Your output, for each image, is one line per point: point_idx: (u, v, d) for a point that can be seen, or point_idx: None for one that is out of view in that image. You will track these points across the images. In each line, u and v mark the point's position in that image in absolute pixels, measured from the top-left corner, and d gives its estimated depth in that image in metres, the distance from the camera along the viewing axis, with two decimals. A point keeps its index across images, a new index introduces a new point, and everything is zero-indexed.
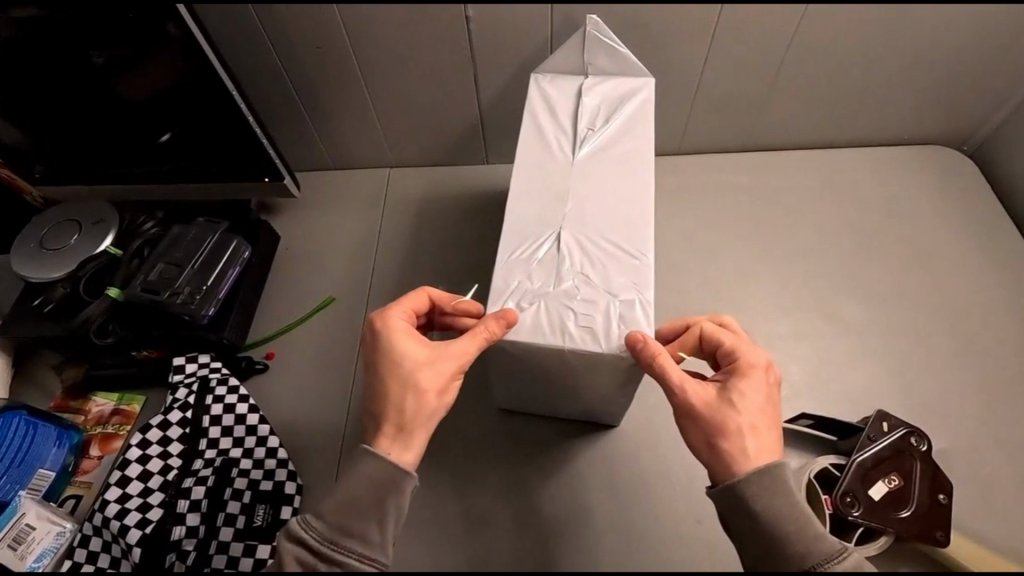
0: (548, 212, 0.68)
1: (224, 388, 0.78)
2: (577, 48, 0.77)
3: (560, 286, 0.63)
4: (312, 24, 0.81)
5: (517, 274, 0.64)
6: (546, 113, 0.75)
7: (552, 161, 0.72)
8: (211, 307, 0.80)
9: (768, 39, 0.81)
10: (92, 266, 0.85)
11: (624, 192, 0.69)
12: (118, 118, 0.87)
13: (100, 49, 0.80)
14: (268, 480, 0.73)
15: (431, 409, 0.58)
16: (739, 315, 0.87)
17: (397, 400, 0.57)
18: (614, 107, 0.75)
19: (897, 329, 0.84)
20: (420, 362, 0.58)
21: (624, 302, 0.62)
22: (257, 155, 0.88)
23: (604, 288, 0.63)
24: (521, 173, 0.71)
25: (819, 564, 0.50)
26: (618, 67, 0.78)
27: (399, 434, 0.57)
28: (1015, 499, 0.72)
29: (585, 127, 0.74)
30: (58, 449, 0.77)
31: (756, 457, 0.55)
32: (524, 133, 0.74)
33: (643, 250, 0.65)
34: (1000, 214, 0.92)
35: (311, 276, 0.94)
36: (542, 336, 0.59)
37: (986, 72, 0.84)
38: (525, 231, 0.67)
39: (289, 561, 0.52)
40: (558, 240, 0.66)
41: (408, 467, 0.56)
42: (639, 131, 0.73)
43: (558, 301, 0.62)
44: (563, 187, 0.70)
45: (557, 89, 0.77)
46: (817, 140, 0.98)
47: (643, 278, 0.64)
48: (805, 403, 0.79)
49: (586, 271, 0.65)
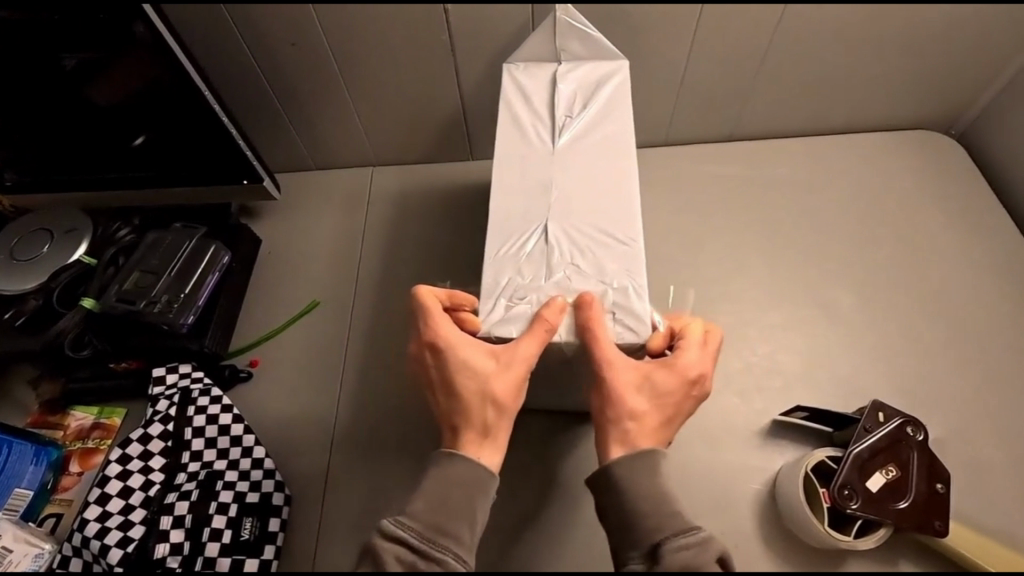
0: (533, 204, 0.67)
1: (207, 398, 0.76)
2: (548, 36, 0.75)
3: (552, 279, 0.62)
4: (285, 19, 0.79)
5: (507, 269, 0.63)
6: (522, 102, 0.74)
7: (532, 152, 0.70)
8: (189, 315, 0.78)
9: (751, 26, 0.80)
10: (65, 276, 0.82)
11: (607, 177, 0.68)
12: (88, 123, 0.84)
13: (70, 52, 0.77)
14: (255, 492, 0.71)
15: (511, 412, 0.56)
16: (731, 307, 0.86)
17: (476, 411, 0.54)
18: (590, 92, 0.74)
19: (889, 316, 0.84)
20: (491, 371, 0.55)
21: (617, 290, 0.62)
22: (232, 155, 0.85)
23: (597, 277, 0.62)
24: (502, 166, 0.70)
25: (666, 537, 0.49)
26: (591, 52, 0.77)
27: (485, 439, 0.54)
28: (1008, 483, 0.72)
29: (563, 115, 0.72)
30: (36, 467, 0.74)
31: (626, 436, 0.54)
32: (501, 124, 0.72)
33: (631, 235, 0.65)
34: (988, 197, 0.93)
35: (296, 277, 0.92)
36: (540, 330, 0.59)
37: (965, 58, 0.84)
38: (511, 225, 0.66)
39: (390, 562, 0.48)
40: (545, 231, 0.65)
41: (494, 467, 0.54)
42: (617, 114, 0.73)
43: (551, 294, 0.61)
44: (545, 177, 0.69)
45: (532, 78, 0.76)
46: (803, 129, 0.97)
47: (634, 263, 0.63)
48: (799, 394, 0.79)
49: (577, 260, 0.64)
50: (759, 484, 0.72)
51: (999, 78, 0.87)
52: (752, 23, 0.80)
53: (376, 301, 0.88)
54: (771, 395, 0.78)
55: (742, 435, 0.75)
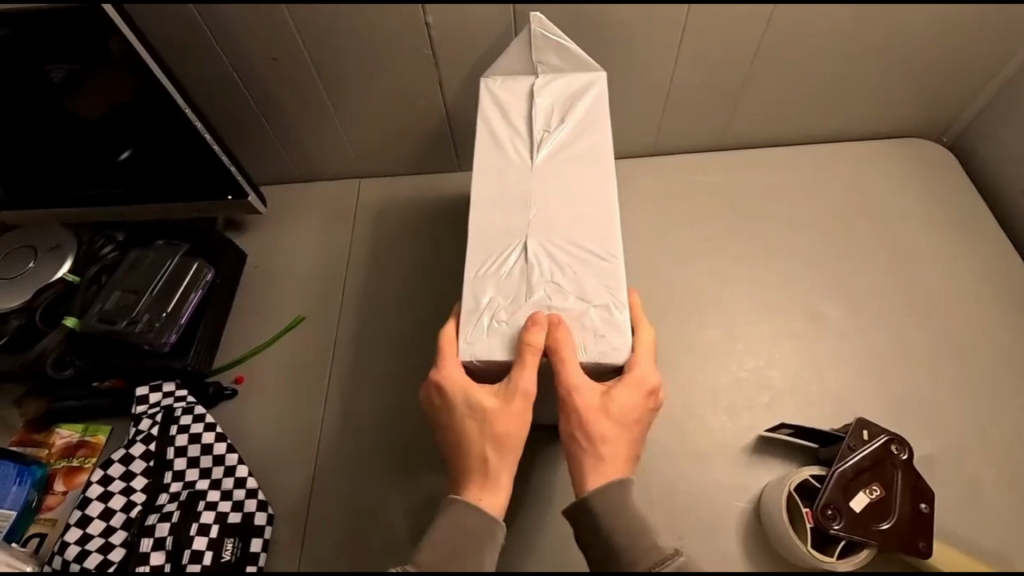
0: (512, 221, 0.67)
1: (190, 417, 0.76)
2: (523, 49, 0.75)
3: (532, 297, 0.62)
4: (268, 32, 0.79)
5: (487, 287, 0.63)
6: (499, 117, 0.73)
7: (510, 168, 0.70)
8: (172, 333, 0.78)
9: (737, 37, 0.80)
10: (48, 295, 0.81)
11: (585, 189, 0.68)
12: (71, 140, 0.83)
13: (55, 65, 0.76)
14: (236, 512, 0.71)
15: (514, 451, 0.56)
16: (719, 319, 0.86)
17: (481, 452, 0.55)
18: (568, 103, 0.73)
19: (878, 328, 0.84)
20: (492, 411, 0.56)
21: (598, 307, 0.62)
22: (215, 169, 0.85)
23: (577, 294, 0.62)
24: (479, 183, 0.69)
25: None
26: (569, 64, 0.76)
27: (486, 481, 0.55)
28: (995, 500, 0.72)
29: (541, 130, 0.72)
30: (19, 487, 0.74)
31: (607, 466, 0.55)
32: (478, 140, 0.72)
33: (610, 250, 0.64)
34: (980, 206, 0.92)
35: (281, 292, 0.92)
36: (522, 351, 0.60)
37: (953, 63, 0.83)
38: (489, 244, 0.65)
39: None
40: (525, 249, 0.65)
41: (498, 512, 0.54)
42: (595, 126, 0.72)
43: (533, 313, 0.62)
44: (523, 193, 0.68)
45: (509, 91, 0.75)
46: (791, 137, 0.97)
47: (613, 279, 0.63)
48: (786, 408, 0.78)
49: (557, 278, 0.63)
50: (742, 502, 0.72)
51: (990, 85, 0.86)
52: (738, 30, 0.79)
53: (363, 314, 0.88)
54: (756, 411, 0.78)
55: (726, 450, 0.75)
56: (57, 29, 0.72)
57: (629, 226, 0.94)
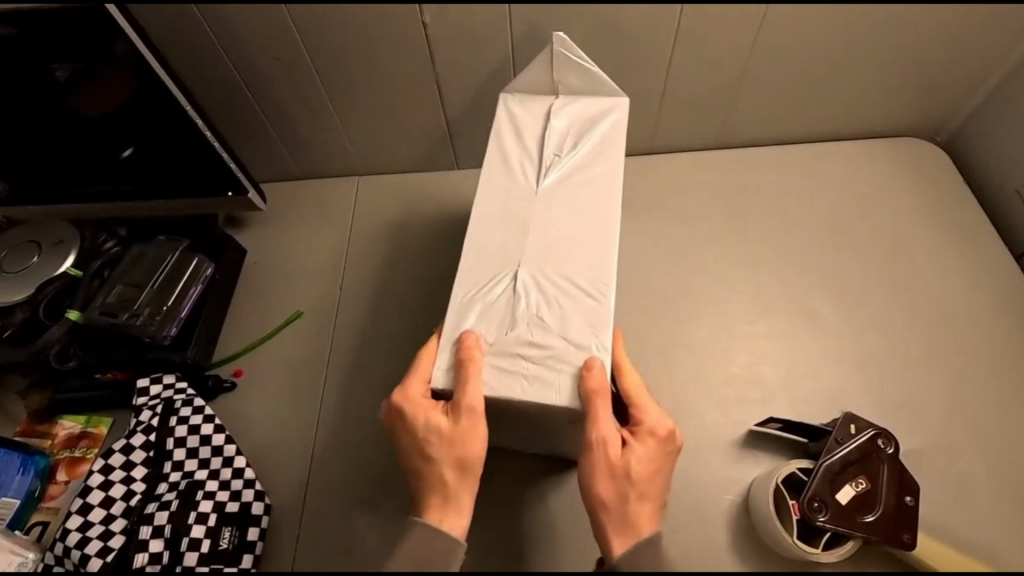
0: (510, 247, 0.67)
1: (189, 409, 0.77)
2: (545, 68, 0.75)
3: (514, 331, 0.62)
4: (268, 31, 0.80)
5: (472, 313, 0.64)
6: (512, 136, 0.74)
7: (516, 191, 0.70)
8: (172, 326, 0.80)
9: (731, 36, 0.81)
10: (52, 289, 0.83)
11: (587, 225, 0.67)
12: (76, 137, 0.85)
13: (61, 63, 0.77)
14: (234, 502, 0.73)
15: (472, 470, 0.57)
16: (712, 315, 0.86)
17: (439, 476, 0.56)
18: (581, 131, 0.73)
19: (869, 325, 0.85)
20: (446, 432, 0.57)
21: (579, 348, 0.61)
22: (216, 166, 0.87)
23: (560, 334, 0.62)
24: (484, 202, 0.70)
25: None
26: (589, 86, 0.75)
27: (447, 504, 0.55)
28: (980, 497, 0.73)
29: (552, 154, 0.71)
30: (22, 476, 0.76)
31: (637, 525, 0.54)
32: (488, 158, 0.72)
33: (603, 292, 0.64)
34: (972, 204, 0.93)
35: (280, 288, 0.93)
36: (495, 386, 0.60)
37: (944, 64, 0.84)
38: (481, 267, 0.66)
39: None
40: (515, 279, 0.65)
41: (459, 532, 0.54)
42: (605, 158, 0.71)
43: (511, 348, 0.61)
44: (526, 219, 0.68)
45: (526, 111, 0.75)
46: (786, 136, 0.97)
47: (600, 323, 0.62)
48: (777, 404, 0.79)
49: (542, 313, 0.63)
50: (731, 495, 0.73)
51: (983, 86, 0.87)
52: (732, 31, 0.80)
53: (361, 309, 0.89)
54: (747, 406, 0.79)
55: (716, 444, 0.76)
56: (62, 29, 0.73)
57: (624, 224, 0.95)
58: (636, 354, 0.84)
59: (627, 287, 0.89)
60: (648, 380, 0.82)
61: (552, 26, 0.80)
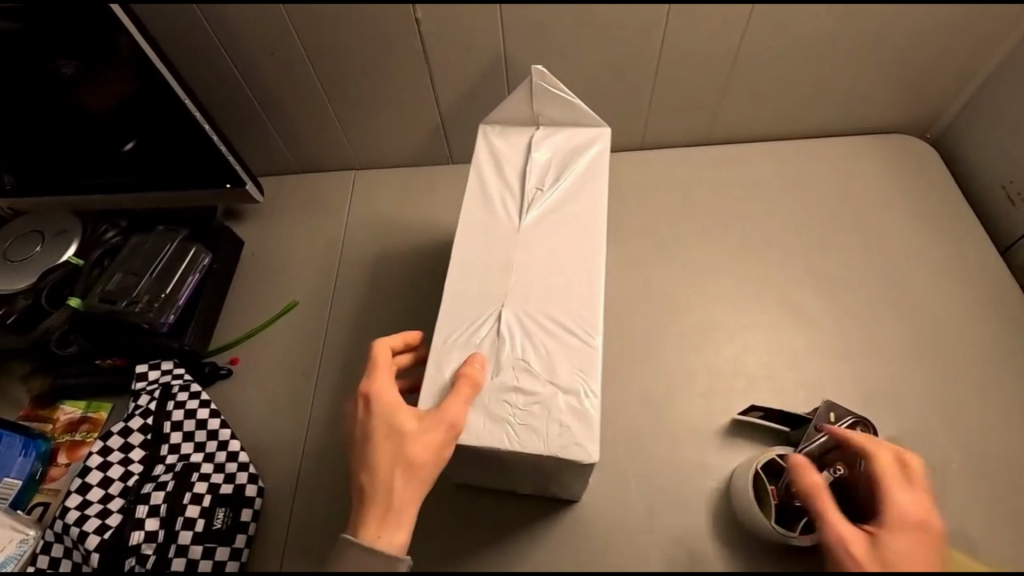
0: (491, 287, 0.62)
1: (186, 394, 0.79)
2: (523, 100, 0.71)
3: (497, 375, 0.57)
4: (267, 29, 0.82)
5: (453, 359, 0.59)
6: (493, 171, 0.70)
7: (496, 230, 0.66)
8: (170, 314, 0.82)
9: (719, 34, 0.82)
10: (54, 277, 0.86)
11: (571, 261, 0.63)
12: (79, 131, 0.87)
13: (68, 59, 0.79)
14: (229, 484, 0.74)
15: (424, 478, 0.53)
16: (698, 307, 0.88)
17: (388, 481, 0.53)
18: (563, 163, 0.69)
19: (853, 318, 0.86)
20: (409, 433, 0.53)
21: (568, 393, 0.56)
22: (214, 160, 0.88)
23: (547, 377, 0.57)
24: (463, 241, 0.65)
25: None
26: (571, 118, 0.72)
27: (387, 516, 0.52)
28: (959, 485, 0.74)
29: (533, 188, 0.67)
30: (24, 458, 0.78)
31: None
32: (467, 194, 0.68)
33: (590, 332, 0.59)
34: (958, 199, 0.94)
35: (276, 279, 0.95)
36: (481, 438, 0.55)
37: (929, 61, 0.85)
38: (461, 311, 0.61)
39: None
40: (498, 320, 0.60)
41: (396, 550, 0.50)
42: (589, 191, 0.67)
43: (495, 394, 0.56)
44: (506, 258, 0.64)
45: (507, 143, 0.72)
46: (775, 133, 0.99)
47: (589, 364, 0.57)
48: (760, 394, 0.81)
49: (528, 356, 0.58)
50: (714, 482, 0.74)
51: (970, 83, 0.88)
52: (718, 28, 0.81)
53: (355, 300, 0.91)
54: (731, 396, 0.80)
55: (699, 431, 0.78)
56: (68, 27, 0.76)
57: (615, 218, 0.96)
58: (624, 345, 0.85)
59: (616, 280, 0.91)
60: (635, 370, 0.83)
61: (543, 23, 0.81)
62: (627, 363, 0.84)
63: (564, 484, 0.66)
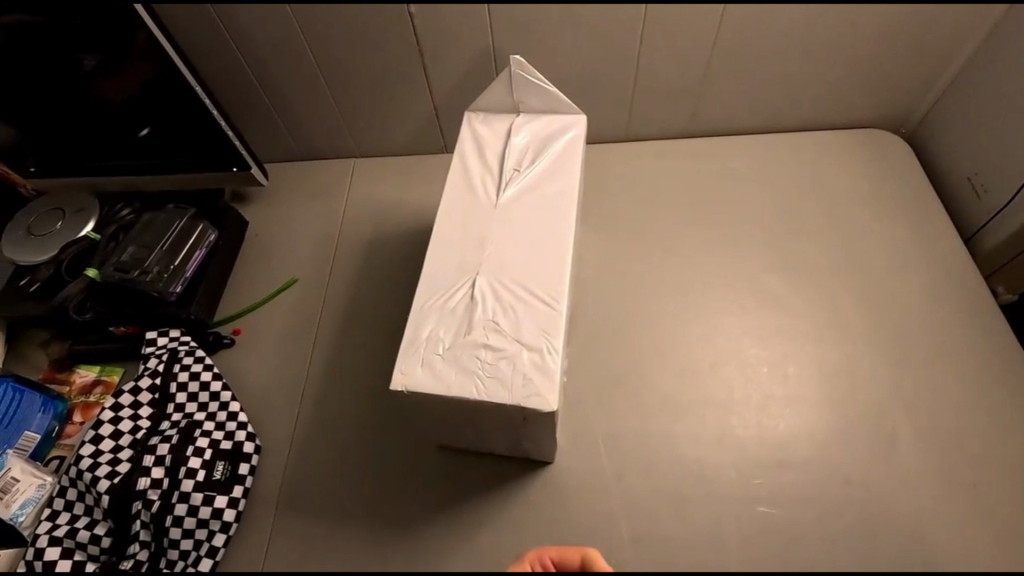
0: (467, 257, 0.68)
1: (191, 358, 0.86)
2: (505, 89, 0.76)
3: (469, 334, 0.63)
4: (273, 25, 0.88)
5: (431, 321, 0.64)
6: (475, 153, 0.75)
7: (476, 206, 0.71)
8: (177, 284, 0.88)
9: (696, 31, 0.87)
10: (73, 250, 0.93)
11: (541, 234, 0.68)
12: (98, 117, 0.94)
13: (89, 52, 0.86)
14: (228, 440, 0.81)
15: None
16: (673, 288, 0.93)
17: None
18: (540, 146, 0.75)
19: (821, 301, 0.90)
20: None
21: (532, 350, 0.61)
22: (222, 144, 0.94)
23: (514, 336, 0.62)
24: (445, 217, 0.71)
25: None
26: (548, 105, 0.78)
27: None
28: (908, 454, 0.79)
29: (511, 169, 0.73)
30: (43, 414, 0.85)
31: None
32: (450, 175, 0.74)
33: (556, 297, 0.64)
34: (928, 189, 0.98)
35: (278, 258, 1.01)
36: (452, 388, 0.60)
37: (900, 58, 0.89)
38: (440, 278, 0.67)
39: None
40: (473, 286, 0.65)
41: None
42: (563, 172, 0.73)
43: (467, 351, 0.62)
44: (483, 231, 0.69)
45: (490, 129, 0.77)
46: (755, 126, 1.03)
47: (554, 326, 0.63)
48: (727, 369, 0.86)
49: (498, 318, 0.63)
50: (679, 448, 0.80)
51: (939, 80, 0.92)
52: (695, 26, 0.86)
53: (351, 277, 0.97)
54: (699, 371, 0.86)
55: (668, 403, 0.84)
56: (91, 19, 0.82)
57: (598, 206, 1.02)
58: (602, 323, 0.91)
59: (597, 262, 0.96)
60: (611, 346, 0.89)
61: (530, 21, 0.86)
62: (604, 339, 0.89)
63: (536, 441, 0.71)
